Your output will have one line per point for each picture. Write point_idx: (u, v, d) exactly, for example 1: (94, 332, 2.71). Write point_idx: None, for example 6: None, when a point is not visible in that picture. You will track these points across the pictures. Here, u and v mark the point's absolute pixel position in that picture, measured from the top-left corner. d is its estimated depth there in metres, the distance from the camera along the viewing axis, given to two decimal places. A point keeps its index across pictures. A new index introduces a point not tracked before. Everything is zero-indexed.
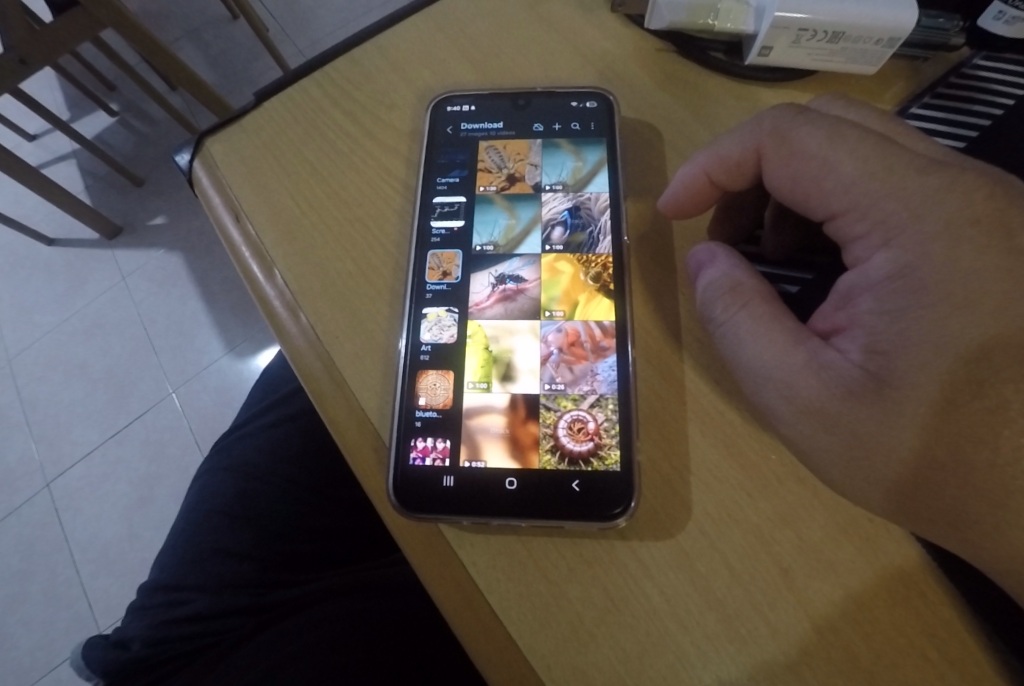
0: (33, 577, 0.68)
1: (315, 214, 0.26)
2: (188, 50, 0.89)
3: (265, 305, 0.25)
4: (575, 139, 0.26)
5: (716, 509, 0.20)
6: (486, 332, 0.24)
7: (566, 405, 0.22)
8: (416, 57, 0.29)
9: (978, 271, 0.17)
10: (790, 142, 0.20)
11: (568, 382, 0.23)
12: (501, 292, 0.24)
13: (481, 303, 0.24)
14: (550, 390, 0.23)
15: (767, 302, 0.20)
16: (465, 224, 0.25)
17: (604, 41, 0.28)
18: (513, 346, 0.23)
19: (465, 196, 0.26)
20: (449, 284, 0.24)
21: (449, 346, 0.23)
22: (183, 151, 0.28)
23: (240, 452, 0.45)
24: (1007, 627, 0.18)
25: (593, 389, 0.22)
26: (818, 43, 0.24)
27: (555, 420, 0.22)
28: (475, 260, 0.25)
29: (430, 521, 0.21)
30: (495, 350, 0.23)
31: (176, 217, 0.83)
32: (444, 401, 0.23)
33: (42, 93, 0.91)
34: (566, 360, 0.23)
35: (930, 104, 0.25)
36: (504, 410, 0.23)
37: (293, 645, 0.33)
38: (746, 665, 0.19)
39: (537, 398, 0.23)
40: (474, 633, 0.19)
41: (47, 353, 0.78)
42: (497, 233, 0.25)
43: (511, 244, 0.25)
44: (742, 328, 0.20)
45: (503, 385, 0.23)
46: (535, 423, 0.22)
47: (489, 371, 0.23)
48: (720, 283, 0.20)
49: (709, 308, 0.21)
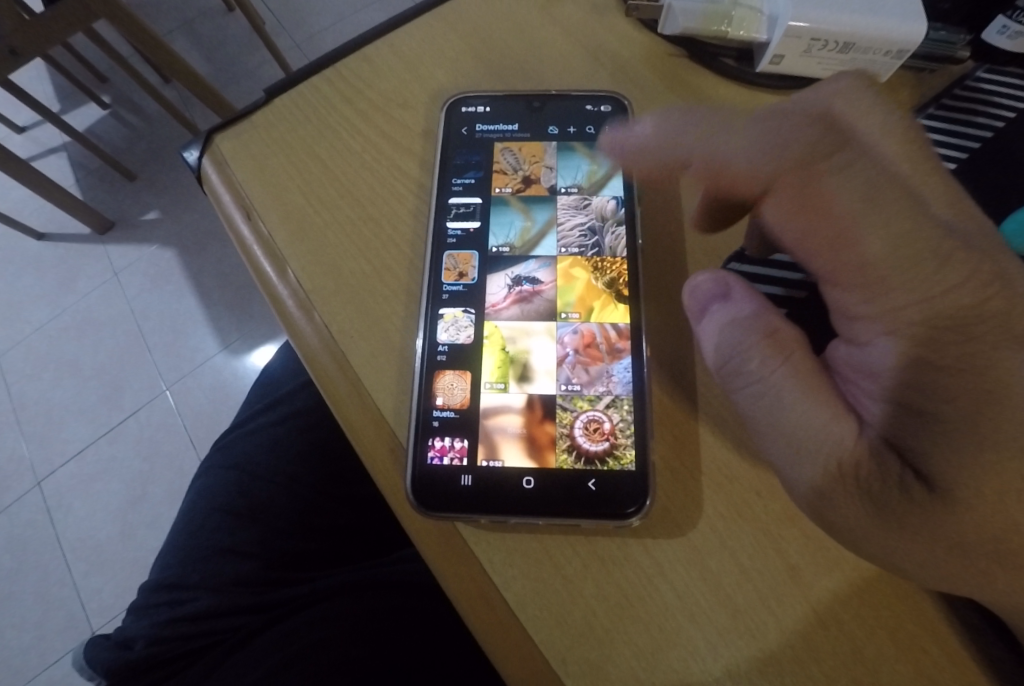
0: (25, 577, 0.68)
1: (328, 213, 0.26)
2: (181, 43, 0.88)
3: (277, 303, 0.25)
4: (590, 143, 0.27)
5: (727, 507, 0.21)
6: (502, 333, 0.24)
7: (582, 405, 0.23)
8: (427, 58, 0.29)
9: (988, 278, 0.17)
10: (830, 200, 0.20)
11: (584, 383, 0.23)
12: (518, 293, 0.24)
13: (498, 304, 0.24)
14: (567, 390, 0.23)
15: (789, 346, 0.19)
16: (481, 225, 0.26)
17: (616, 44, 0.28)
18: (529, 347, 0.24)
19: (480, 197, 0.26)
20: (465, 284, 0.24)
21: (466, 347, 0.24)
22: (192, 148, 0.28)
23: (241, 450, 0.45)
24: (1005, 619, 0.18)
25: (609, 390, 0.23)
26: (828, 53, 0.24)
27: (572, 420, 0.23)
28: (491, 261, 0.25)
29: (448, 519, 0.21)
30: (512, 351, 0.24)
31: (169, 211, 0.82)
32: (461, 401, 0.23)
33: (31, 84, 0.90)
34: (582, 361, 0.23)
35: (935, 115, 0.26)
36: (521, 410, 0.23)
37: (303, 641, 0.33)
38: (755, 660, 0.19)
39: (554, 398, 0.23)
40: (490, 629, 0.20)
41: (37, 350, 0.77)
42: (513, 234, 0.25)
43: (526, 245, 0.25)
44: (782, 384, 0.19)
45: (520, 385, 0.23)
46: (551, 423, 0.23)
47: (506, 371, 0.23)
48: (746, 327, 0.19)
49: (729, 353, 0.20)
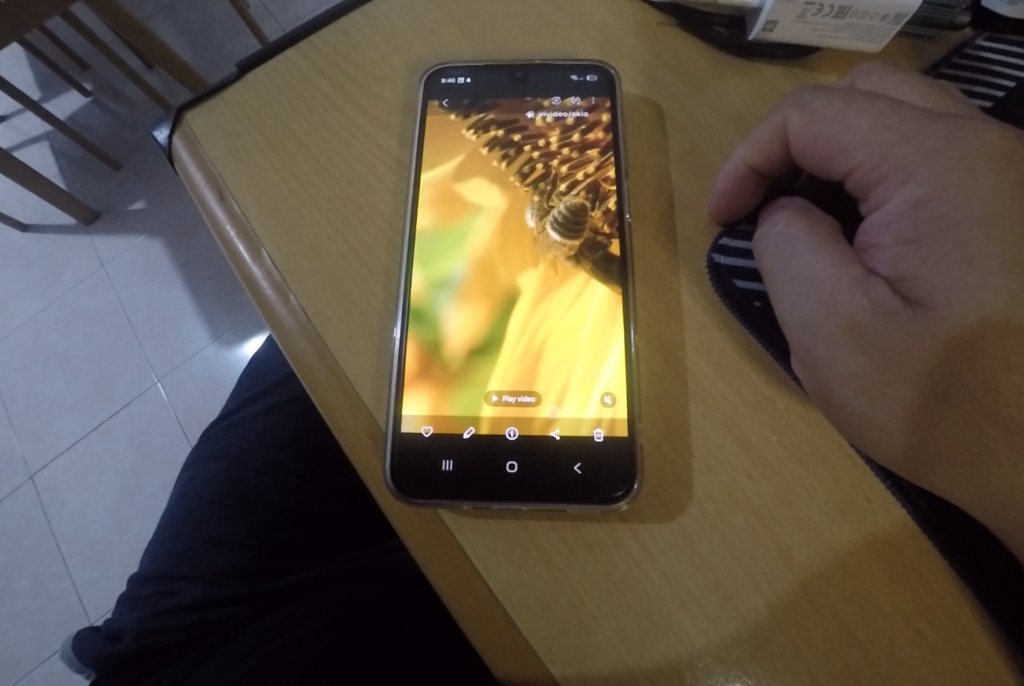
0: (20, 570, 0.67)
1: (303, 192, 0.25)
2: (164, 27, 0.86)
3: (252, 286, 0.24)
4: (574, 114, 0.25)
5: (717, 491, 0.20)
6: (473, 320, 0.23)
7: (558, 396, 0.22)
8: (407, 29, 0.27)
9: (1003, 241, 0.16)
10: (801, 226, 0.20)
11: (559, 373, 0.22)
12: (491, 275, 0.23)
13: (471, 288, 0.23)
14: (542, 381, 0.22)
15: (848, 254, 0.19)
16: (452, 204, 0.24)
17: (604, 13, 0.27)
18: (502, 334, 0.23)
19: (450, 173, 0.25)
20: (437, 268, 0.23)
21: (437, 335, 0.23)
22: (162, 125, 0.26)
23: (229, 440, 0.44)
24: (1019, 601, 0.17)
25: (589, 381, 0.22)
26: (824, 18, 0.23)
27: (549, 411, 0.22)
28: (462, 241, 0.24)
29: (429, 505, 0.20)
30: (483, 339, 0.22)
31: (155, 200, 0.80)
32: (432, 392, 0.22)
33: (11, 72, 0.88)
34: (558, 350, 0.22)
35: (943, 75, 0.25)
36: (495, 402, 0.22)
37: (290, 633, 0.33)
38: (747, 646, 0.19)
39: (528, 389, 0.22)
40: (473, 617, 0.19)
41: (25, 343, 0.75)
42: (485, 210, 0.24)
43: (497, 222, 0.24)
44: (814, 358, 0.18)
45: (494, 376, 0.22)
46: (526, 415, 0.22)
47: (478, 362, 0.22)
48: (809, 227, 0.19)
49: (810, 260, 0.19)
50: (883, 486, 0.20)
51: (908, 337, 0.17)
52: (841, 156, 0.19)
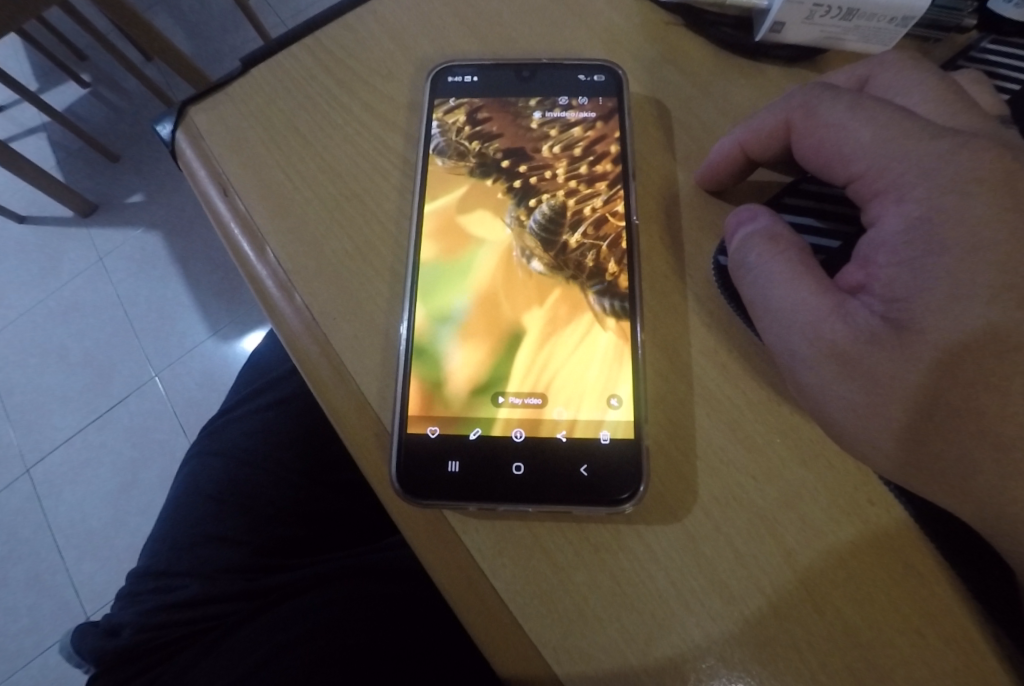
0: (17, 562, 0.67)
1: (308, 190, 0.25)
2: (164, 19, 0.85)
3: (257, 284, 0.24)
4: (583, 143, 0.25)
5: (722, 492, 0.20)
6: (480, 353, 0.23)
7: (568, 416, 0.22)
8: (413, 25, 0.27)
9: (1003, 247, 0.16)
10: (774, 281, 0.19)
11: (569, 398, 0.22)
12: (496, 310, 0.23)
13: (476, 322, 0.23)
14: (551, 404, 0.22)
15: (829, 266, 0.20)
16: (457, 237, 0.24)
17: (612, 11, 0.27)
18: (510, 366, 0.22)
19: (454, 204, 0.24)
20: (442, 300, 0.23)
21: (442, 368, 0.22)
22: (165, 120, 0.26)
23: (229, 436, 0.44)
24: (1015, 600, 0.18)
25: (598, 401, 0.22)
26: (832, 20, 0.24)
27: (559, 423, 0.22)
28: (465, 276, 0.24)
29: (435, 506, 0.20)
30: (489, 373, 0.22)
31: (154, 194, 0.80)
32: (439, 416, 0.22)
33: (8, 62, 0.87)
34: (567, 380, 0.22)
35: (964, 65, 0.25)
36: (505, 421, 0.22)
37: (293, 627, 0.32)
38: (751, 648, 0.19)
39: (540, 407, 0.22)
40: (479, 617, 0.19)
41: (22, 335, 0.75)
42: (490, 245, 0.24)
43: (503, 256, 0.24)
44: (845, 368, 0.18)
45: (503, 399, 0.22)
46: (539, 432, 0.22)
47: (486, 394, 0.22)
48: (791, 249, 0.20)
49: (790, 287, 0.19)
50: (885, 488, 0.20)
51: (903, 351, 0.17)
52: (843, 163, 0.20)
